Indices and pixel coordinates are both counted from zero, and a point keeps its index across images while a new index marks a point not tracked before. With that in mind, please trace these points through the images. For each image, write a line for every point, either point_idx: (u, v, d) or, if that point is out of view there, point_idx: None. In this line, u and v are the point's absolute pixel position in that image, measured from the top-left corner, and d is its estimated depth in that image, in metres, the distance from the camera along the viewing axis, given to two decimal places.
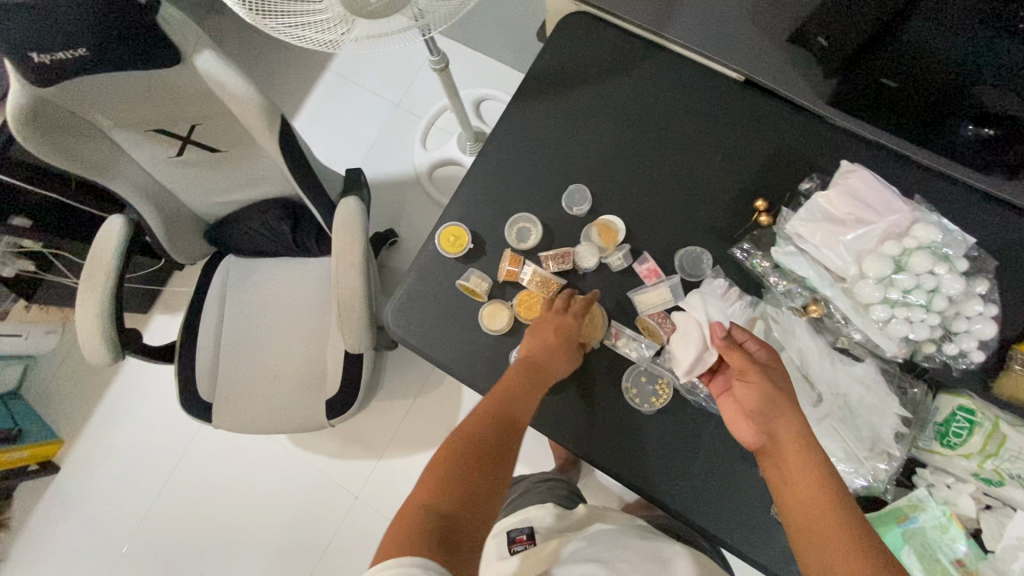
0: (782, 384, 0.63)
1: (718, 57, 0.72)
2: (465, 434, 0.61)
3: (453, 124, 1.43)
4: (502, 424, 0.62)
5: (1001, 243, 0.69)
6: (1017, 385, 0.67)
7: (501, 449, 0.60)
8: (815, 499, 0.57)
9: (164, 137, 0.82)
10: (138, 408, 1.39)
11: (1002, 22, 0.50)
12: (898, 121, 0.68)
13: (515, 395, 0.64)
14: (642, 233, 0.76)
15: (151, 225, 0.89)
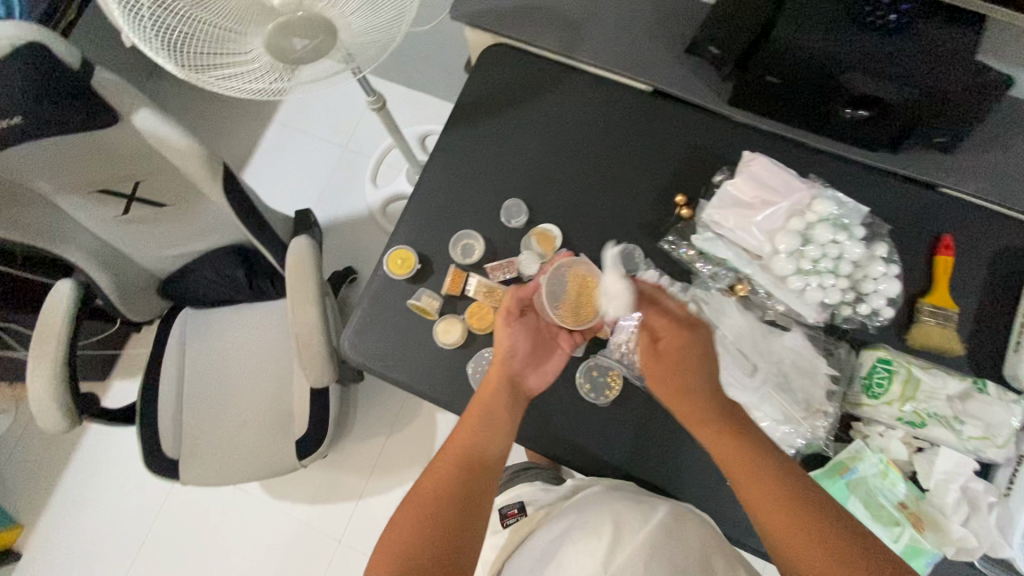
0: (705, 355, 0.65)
1: (627, 73, 0.86)
2: (446, 457, 0.64)
3: (400, 161, 1.56)
4: (483, 443, 0.65)
5: (892, 212, 0.79)
6: (925, 333, 0.74)
7: (480, 467, 0.64)
8: (766, 479, 0.58)
9: (109, 198, 0.95)
10: (102, 476, 1.45)
11: (867, 16, 0.68)
12: (789, 114, 0.80)
13: (495, 408, 0.67)
14: (575, 236, 0.83)
15: (101, 285, 1.00)
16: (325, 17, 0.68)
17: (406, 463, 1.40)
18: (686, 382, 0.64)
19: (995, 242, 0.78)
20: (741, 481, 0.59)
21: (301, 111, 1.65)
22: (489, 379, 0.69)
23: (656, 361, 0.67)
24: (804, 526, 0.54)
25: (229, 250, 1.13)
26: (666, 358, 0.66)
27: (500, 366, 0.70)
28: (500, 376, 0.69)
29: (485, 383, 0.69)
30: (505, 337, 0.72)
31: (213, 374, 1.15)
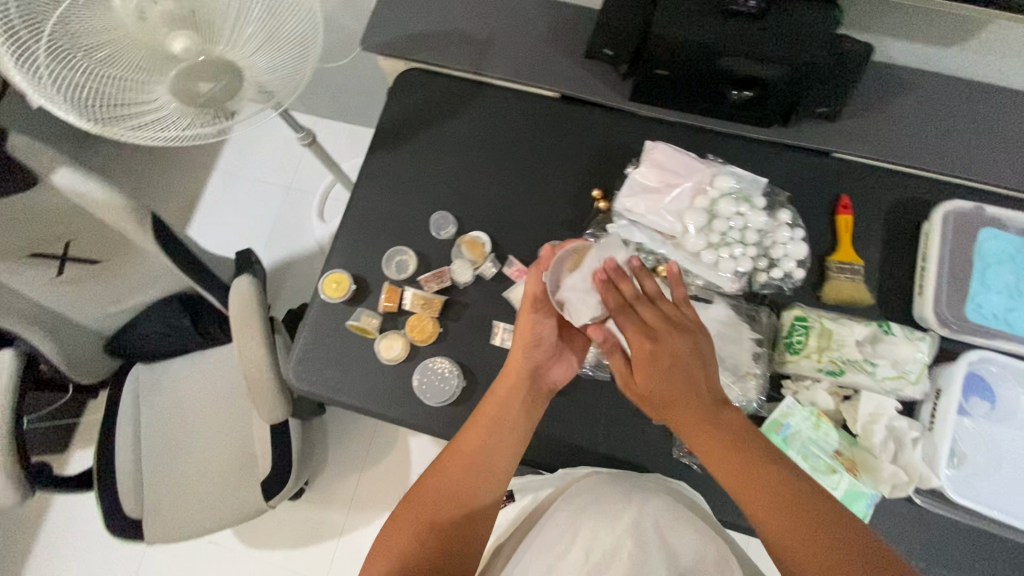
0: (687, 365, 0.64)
1: (534, 82, 0.90)
2: (456, 456, 0.68)
3: (343, 194, 1.58)
4: (492, 449, 0.68)
5: (793, 181, 0.85)
6: (835, 289, 0.79)
7: (487, 472, 0.67)
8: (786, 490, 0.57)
9: (39, 261, 0.90)
10: (68, 553, 1.39)
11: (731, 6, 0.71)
12: (684, 102, 0.85)
13: (508, 415, 0.69)
14: (503, 240, 0.87)
15: (45, 349, 0.98)
16: (227, 59, 0.72)
17: (383, 492, 1.39)
18: (679, 391, 0.62)
19: (892, 195, 0.83)
20: (718, 460, 0.60)
21: (240, 156, 1.65)
22: (508, 378, 0.71)
23: (645, 367, 0.64)
24: (782, 510, 0.56)
25: (172, 300, 1.11)
26: (658, 361, 0.63)
27: (520, 364, 0.71)
28: (518, 376, 0.71)
29: (502, 383, 0.71)
30: (529, 328, 0.71)
31: (170, 427, 1.13)
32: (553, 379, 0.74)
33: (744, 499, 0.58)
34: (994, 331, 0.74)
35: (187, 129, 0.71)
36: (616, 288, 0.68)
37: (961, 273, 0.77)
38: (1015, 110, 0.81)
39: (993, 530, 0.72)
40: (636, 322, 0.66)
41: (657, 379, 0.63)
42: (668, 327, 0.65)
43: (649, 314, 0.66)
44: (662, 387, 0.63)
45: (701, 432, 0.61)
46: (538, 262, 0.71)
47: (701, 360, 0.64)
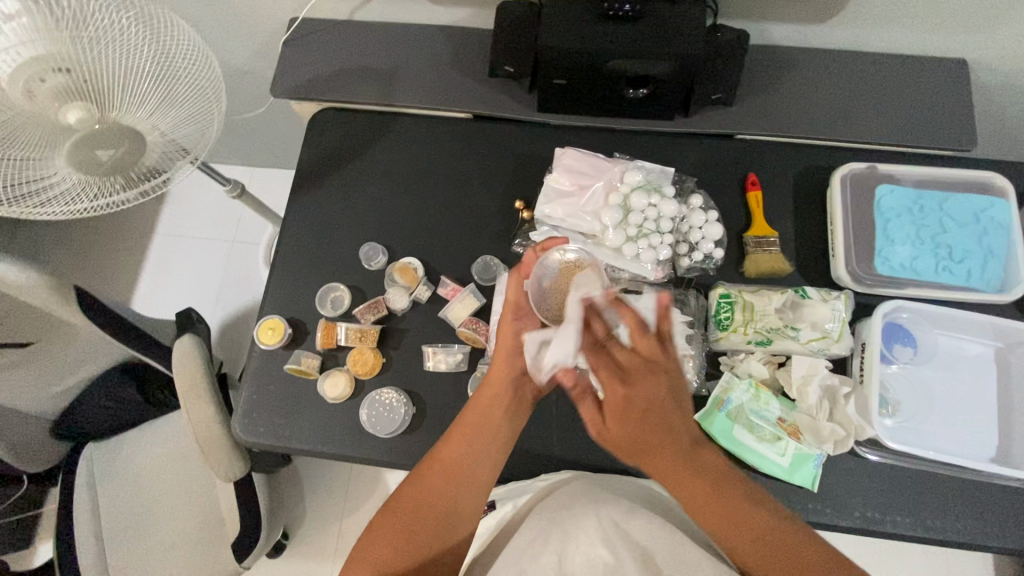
0: (661, 419, 0.57)
1: (445, 106, 0.91)
2: (438, 464, 0.62)
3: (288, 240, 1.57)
4: (476, 456, 0.63)
5: (704, 167, 0.88)
6: (756, 262, 0.82)
7: (471, 480, 0.62)
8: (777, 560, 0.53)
9: None
10: None
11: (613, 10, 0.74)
12: (590, 107, 0.87)
13: (491, 421, 0.64)
14: (436, 263, 0.88)
15: None
16: (124, 124, 0.73)
17: None
18: (655, 442, 0.57)
19: (797, 166, 0.87)
20: (689, 498, 0.57)
21: (176, 216, 1.61)
22: (490, 386, 0.66)
23: (618, 415, 0.57)
24: (752, 544, 0.55)
25: (114, 368, 1.07)
26: (632, 411, 0.57)
27: (504, 372, 0.66)
28: (501, 383, 0.66)
29: (485, 390, 0.66)
30: (513, 334, 0.67)
31: (126, 503, 1.08)
32: (535, 389, 0.69)
33: (747, 566, 0.55)
34: (904, 280, 0.80)
35: (100, 198, 0.72)
36: (591, 327, 0.63)
37: (866, 231, 0.82)
38: (899, 72, 0.86)
39: (938, 470, 0.75)
40: (608, 365, 0.59)
41: (631, 426, 0.57)
42: (639, 370, 0.57)
43: (622, 355, 0.58)
44: (638, 439, 0.57)
45: (673, 475, 0.57)
46: (517, 269, 0.67)
47: (676, 398, 0.58)
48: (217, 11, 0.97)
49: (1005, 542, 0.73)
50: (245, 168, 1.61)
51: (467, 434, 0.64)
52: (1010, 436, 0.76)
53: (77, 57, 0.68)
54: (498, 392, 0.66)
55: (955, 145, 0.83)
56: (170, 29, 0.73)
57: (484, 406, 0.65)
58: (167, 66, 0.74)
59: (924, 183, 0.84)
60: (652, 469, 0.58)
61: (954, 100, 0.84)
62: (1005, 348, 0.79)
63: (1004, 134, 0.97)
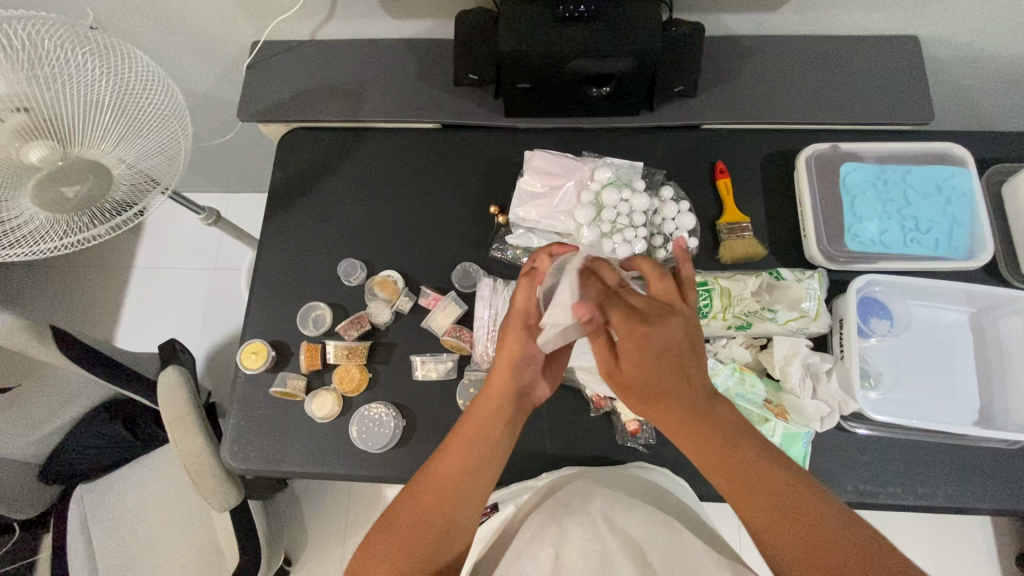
0: (681, 359, 0.58)
1: (413, 118, 0.91)
2: (433, 479, 0.61)
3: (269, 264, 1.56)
4: (473, 470, 0.61)
5: (673, 159, 0.89)
6: (731, 248, 0.83)
7: (468, 495, 0.60)
8: (782, 505, 0.54)
9: None
10: None
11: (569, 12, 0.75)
12: (554, 109, 0.88)
13: (486, 434, 0.62)
14: (416, 274, 0.88)
15: None
16: (89, 159, 0.73)
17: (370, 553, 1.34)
18: (671, 385, 0.58)
19: (763, 151, 0.89)
20: (693, 443, 0.58)
21: (153, 248, 1.59)
22: (485, 400, 0.64)
23: (636, 357, 0.57)
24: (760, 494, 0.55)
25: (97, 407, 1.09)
26: (654, 352, 0.57)
27: (505, 383, 0.64)
28: (499, 396, 0.64)
29: (480, 406, 0.64)
30: (519, 346, 0.64)
31: (118, 546, 1.05)
32: (535, 397, 0.68)
33: (749, 510, 0.55)
34: (874, 255, 0.81)
35: (70, 236, 0.71)
36: (596, 277, 0.62)
37: (834, 209, 0.83)
38: (855, 52, 0.87)
39: (924, 438, 0.76)
40: (625, 308, 0.58)
41: (647, 365, 0.57)
42: (659, 313, 0.58)
43: (638, 300, 0.59)
44: (653, 380, 0.57)
45: (677, 418, 0.58)
46: (529, 277, 0.64)
47: (691, 344, 0.59)
48: (177, 39, 0.97)
49: (994, 502, 0.74)
50: (221, 194, 1.60)
51: (465, 452, 0.62)
52: (990, 398, 0.78)
53: (35, 94, 0.67)
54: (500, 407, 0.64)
55: (914, 119, 0.85)
56: (129, 62, 0.73)
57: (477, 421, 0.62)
58: (129, 98, 0.74)
59: (886, 158, 0.86)
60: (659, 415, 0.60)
61: (908, 75, 0.86)
62: (979, 312, 0.81)
63: (962, 104, 1.00)
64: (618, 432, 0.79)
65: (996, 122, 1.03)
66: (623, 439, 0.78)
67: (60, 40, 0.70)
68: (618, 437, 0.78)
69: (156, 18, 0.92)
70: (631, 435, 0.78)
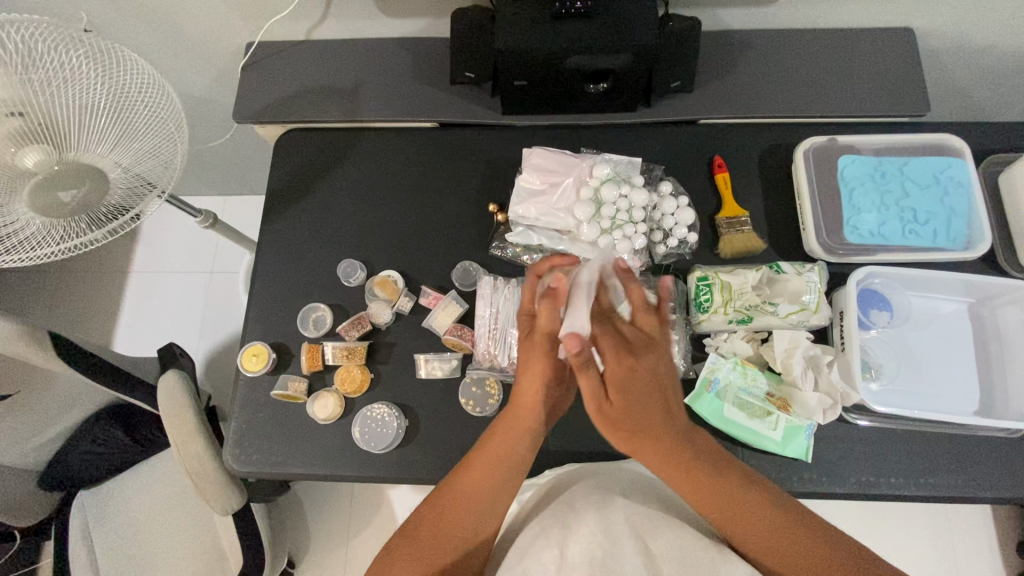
0: (661, 392, 0.62)
1: (410, 117, 0.90)
2: (462, 486, 0.62)
3: None
4: (503, 483, 0.63)
5: (671, 154, 0.89)
6: (730, 242, 0.84)
7: (498, 507, 0.62)
8: (760, 514, 0.59)
9: None
10: None
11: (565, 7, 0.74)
12: (551, 106, 0.88)
13: (520, 448, 0.63)
14: (416, 273, 0.88)
15: None
16: (85, 163, 0.73)
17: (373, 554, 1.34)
18: (653, 419, 0.61)
19: (761, 145, 0.89)
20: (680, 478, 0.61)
21: (151, 252, 1.58)
22: (521, 410, 0.64)
23: (620, 386, 0.61)
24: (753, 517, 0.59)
25: (103, 411, 1.08)
26: (637, 383, 0.61)
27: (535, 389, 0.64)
28: (530, 402, 0.64)
29: (514, 412, 0.64)
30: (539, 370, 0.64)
31: (120, 552, 1.04)
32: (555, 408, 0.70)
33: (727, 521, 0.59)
34: (873, 247, 0.82)
35: (66, 240, 0.71)
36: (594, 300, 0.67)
37: (832, 202, 0.84)
38: (852, 45, 0.87)
39: (925, 429, 0.76)
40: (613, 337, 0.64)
41: (632, 395, 0.61)
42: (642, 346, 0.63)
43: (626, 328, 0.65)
44: (638, 413, 0.61)
45: (664, 460, 0.61)
46: (551, 297, 0.62)
47: (669, 379, 0.64)
48: (171, 41, 0.96)
49: (995, 492, 0.75)
50: (217, 197, 1.59)
51: (492, 465, 0.62)
52: (990, 388, 0.79)
53: (28, 98, 0.68)
54: (521, 428, 0.64)
55: (911, 111, 0.85)
56: (122, 64, 0.72)
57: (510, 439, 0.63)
58: (123, 100, 0.73)
59: (884, 150, 0.86)
60: (640, 453, 0.62)
61: (905, 67, 0.86)
62: (977, 303, 0.82)
63: (957, 96, 1.00)
64: None
65: (992, 113, 1.04)
66: None
67: (52, 44, 0.69)
68: None
69: (149, 21, 0.91)
70: None
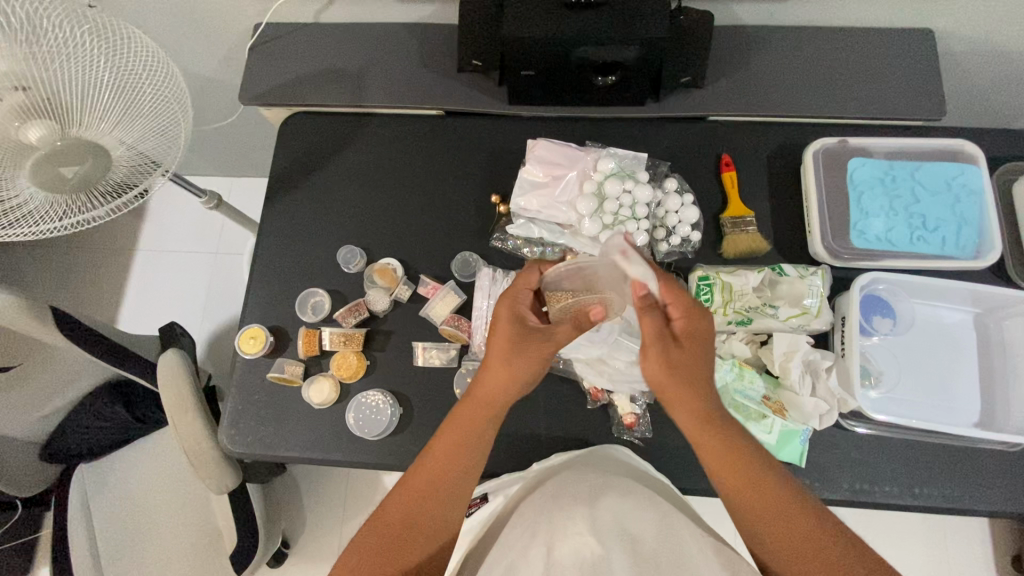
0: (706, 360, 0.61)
1: (415, 104, 0.89)
2: (427, 474, 0.61)
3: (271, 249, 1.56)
4: (457, 477, 0.61)
5: (678, 151, 0.88)
6: (733, 242, 0.83)
7: (450, 498, 0.60)
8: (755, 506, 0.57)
9: None
10: None
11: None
12: (558, 97, 0.86)
13: (471, 442, 0.62)
14: (416, 262, 0.87)
15: None
16: (89, 140, 0.73)
17: None
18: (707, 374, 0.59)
19: (771, 144, 0.87)
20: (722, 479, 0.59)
21: (157, 231, 1.59)
22: (467, 412, 0.62)
23: (690, 347, 0.60)
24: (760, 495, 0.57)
25: (102, 387, 1.08)
26: (698, 348, 0.60)
27: (491, 404, 0.62)
28: (487, 409, 0.62)
29: (476, 411, 0.62)
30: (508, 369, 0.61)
31: (116, 528, 1.05)
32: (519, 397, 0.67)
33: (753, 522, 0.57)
34: (880, 252, 0.80)
35: (69, 216, 0.72)
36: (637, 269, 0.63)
37: (840, 205, 0.82)
38: (870, 44, 0.85)
39: (923, 438, 0.75)
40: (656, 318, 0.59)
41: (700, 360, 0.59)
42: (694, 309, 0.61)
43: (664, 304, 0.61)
44: (701, 372, 0.59)
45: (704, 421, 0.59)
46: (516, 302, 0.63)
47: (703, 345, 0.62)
48: (180, 20, 0.96)
49: (992, 505, 0.74)
50: (224, 178, 1.60)
51: (445, 458, 0.61)
52: (991, 400, 0.77)
53: (32, 74, 0.67)
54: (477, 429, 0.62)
55: (925, 116, 0.83)
56: (130, 44, 0.72)
57: (461, 432, 0.61)
58: (128, 78, 0.73)
59: (896, 154, 0.84)
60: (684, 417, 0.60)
61: (923, 69, 0.84)
62: (983, 313, 0.80)
63: (975, 99, 0.98)
64: (615, 425, 0.78)
65: (1011, 120, 1.01)
66: (619, 433, 0.77)
67: (58, 20, 0.68)
68: (615, 429, 0.77)
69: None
70: (628, 429, 0.77)
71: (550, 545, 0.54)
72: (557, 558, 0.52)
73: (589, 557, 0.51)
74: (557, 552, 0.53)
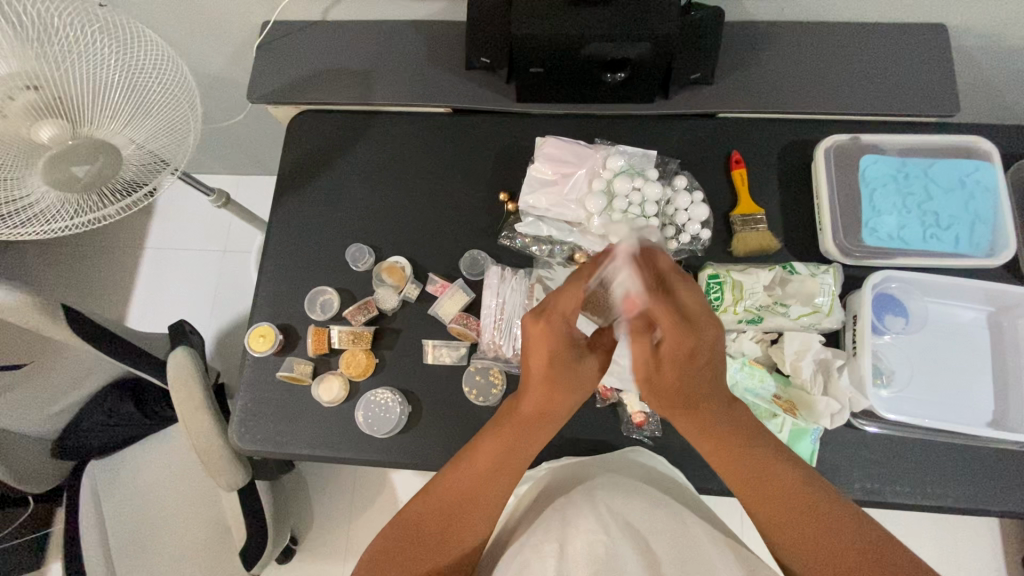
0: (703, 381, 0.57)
1: (424, 102, 0.89)
2: (454, 484, 0.60)
3: None
4: (486, 489, 0.60)
5: (687, 148, 0.88)
6: (743, 240, 0.82)
7: (481, 509, 0.59)
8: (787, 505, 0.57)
9: None
10: None
11: None
12: (565, 95, 0.86)
13: (506, 463, 0.60)
14: (425, 261, 0.87)
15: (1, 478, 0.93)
16: (99, 138, 0.72)
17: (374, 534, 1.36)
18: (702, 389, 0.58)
19: (782, 141, 0.87)
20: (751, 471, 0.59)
21: (165, 229, 1.60)
22: (503, 431, 0.60)
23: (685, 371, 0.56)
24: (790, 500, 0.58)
25: (110, 385, 1.09)
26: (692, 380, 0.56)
27: (524, 419, 0.60)
28: (525, 427, 0.60)
29: (516, 433, 0.60)
30: (546, 385, 0.58)
31: (128, 524, 1.05)
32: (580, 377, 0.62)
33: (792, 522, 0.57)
34: (891, 250, 0.80)
35: (81, 215, 0.73)
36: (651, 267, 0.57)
37: (851, 203, 0.82)
38: (881, 40, 0.84)
39: (936, 438, 0.75)
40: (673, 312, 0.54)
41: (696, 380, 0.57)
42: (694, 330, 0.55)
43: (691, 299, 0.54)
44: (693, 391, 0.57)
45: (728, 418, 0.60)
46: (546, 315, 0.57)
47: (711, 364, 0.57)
48: (188, 19, 0.96)
49: (1005, 505, 0.73)
50: (230, 176, 1.60)
51: (480, 472, 0.60)
52: (1005, 399, 0.77)
53: (46, 74, 0.67)
54: (511, 448, 0.60)
55: (937, 112, 0.82)
56: (143, 44, 0.73)
57: (493, 447, 0.60)
58: (138, 77, 0.73)
59: (908, 151, 0.84)
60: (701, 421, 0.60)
61: (936, 64, 0.83)
62: (997, 311, 0.79)
63: (988, 95, 0.96)
64: (624, 424, 0.77)
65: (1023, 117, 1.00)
66: (628, 432, 0.77)
67: (69, 19, 0.68)
68: (625, 428, 0.77)
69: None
70: (637, 428, 0.77)
71: (562, 544, 0.54)
72: (570, 556, 0.52)
73: (601, 555, 0.51)
74: (568, 552, 0.53)
